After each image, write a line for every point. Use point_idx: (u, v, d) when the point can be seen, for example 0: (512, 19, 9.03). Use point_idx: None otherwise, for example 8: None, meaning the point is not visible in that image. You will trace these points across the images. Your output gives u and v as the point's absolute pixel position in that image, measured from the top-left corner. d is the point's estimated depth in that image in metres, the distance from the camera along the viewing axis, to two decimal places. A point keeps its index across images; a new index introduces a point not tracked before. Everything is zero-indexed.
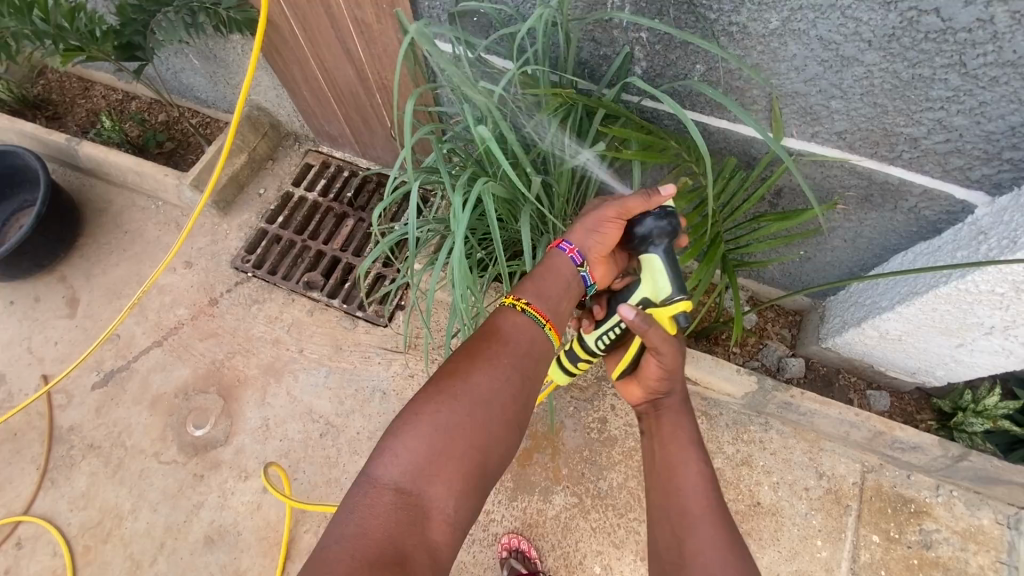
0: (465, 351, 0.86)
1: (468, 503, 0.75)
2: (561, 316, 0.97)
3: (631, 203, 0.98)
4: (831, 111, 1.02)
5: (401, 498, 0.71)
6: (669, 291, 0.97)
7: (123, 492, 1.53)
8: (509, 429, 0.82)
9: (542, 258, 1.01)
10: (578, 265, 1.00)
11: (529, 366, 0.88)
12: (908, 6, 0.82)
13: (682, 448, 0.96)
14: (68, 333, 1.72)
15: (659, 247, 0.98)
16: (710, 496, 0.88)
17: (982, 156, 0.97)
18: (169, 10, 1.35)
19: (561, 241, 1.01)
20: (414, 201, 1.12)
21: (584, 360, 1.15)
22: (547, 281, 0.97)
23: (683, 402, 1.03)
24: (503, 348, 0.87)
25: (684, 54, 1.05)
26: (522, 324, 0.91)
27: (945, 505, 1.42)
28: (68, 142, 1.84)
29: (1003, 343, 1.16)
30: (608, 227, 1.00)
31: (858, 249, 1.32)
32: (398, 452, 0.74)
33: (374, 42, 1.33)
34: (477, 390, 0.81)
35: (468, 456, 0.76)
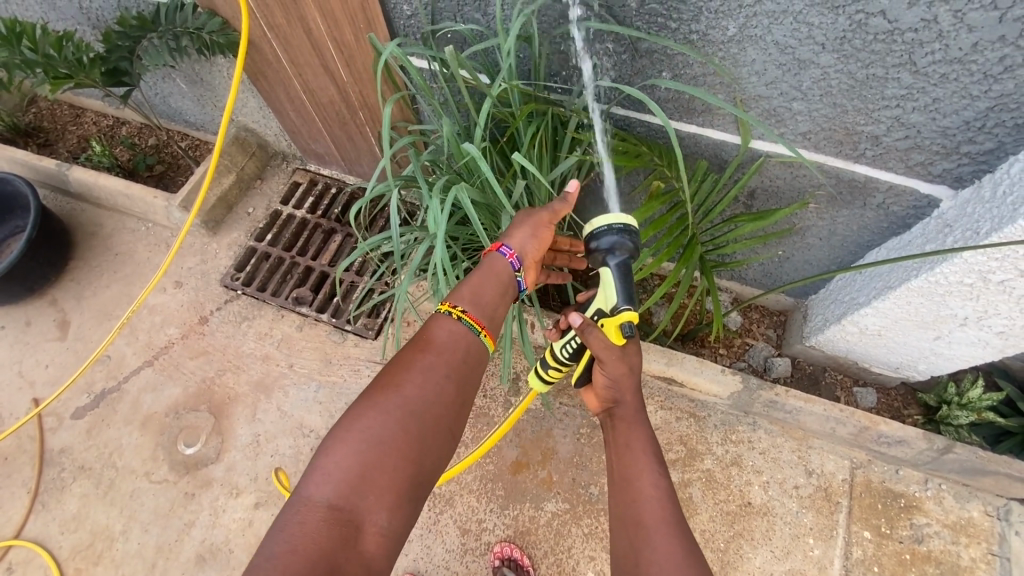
0: (398, 363, 0.88)
1: (403, 513, 0.77)
2: (497, 322, 0.99)
3: (560, 209, 1.07)
4: (794, 112, 1.06)
5: (333, 514, 0.72)
6: (617, 300, 1.02)
7: (114, 513, 1.52)
8: (442, 437, 0.84)
9: (480, 262, 1.02)
10: (516, 270, 1.03)
11: (463, 372, 0.91)
12: (855, 10, 0.86)
13: (639, 457, 0.98)
14: (59, 356, 1.73)
15: (616, 259, 1.01)
16: (665, 504, 0.91)
17: (942, 150, 1.00)
18: (154, 36, 1.39)
19: (501, 245, 1.04)
20: (393, 205, 1.17)
21: (556, 368, 1.19)
22: (484, 285, 0.99)
23: (639, 413, 1.06)
24: (437, 357, 0.89)
25: (650, 62, 1.08)
26: (457, 331, 0.93)
27: (935, 499, 1.43)
28: (59, 168, 1.87)
29: (979, 334, 1.18)
30: (544, 230, 1.08)
31: (834, 246, 1.34)
32: (329, 470, 0.75)
33: (354, 60, 1.36)
34: (409, 401, 0.83)
35: (401, 468, 0.78)
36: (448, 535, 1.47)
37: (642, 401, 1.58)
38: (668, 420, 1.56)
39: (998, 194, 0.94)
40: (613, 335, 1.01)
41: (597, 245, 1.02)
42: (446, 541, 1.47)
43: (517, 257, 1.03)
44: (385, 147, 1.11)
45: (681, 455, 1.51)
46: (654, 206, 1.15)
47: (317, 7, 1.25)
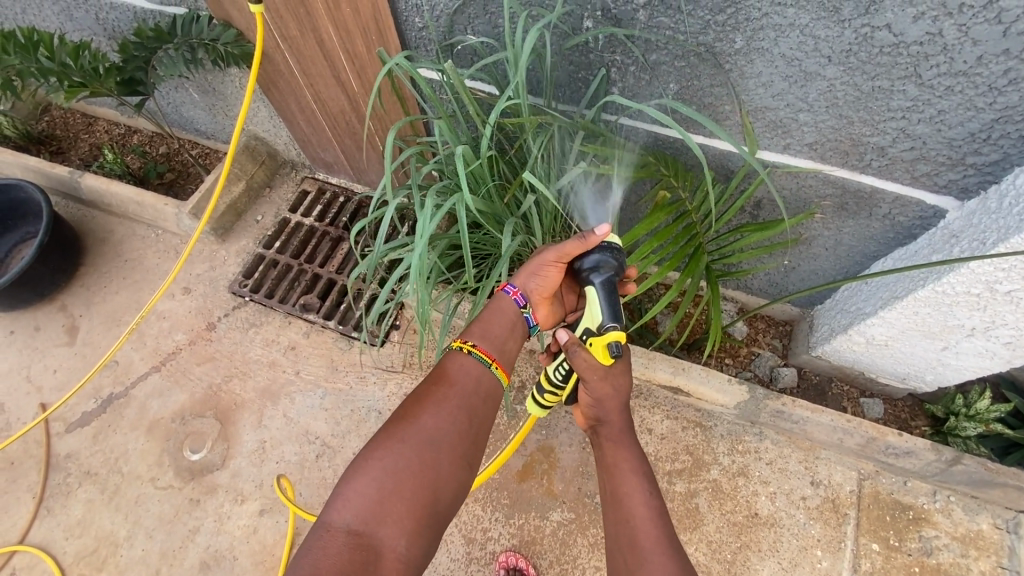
0: (415, 398, 0.95)
1: (421, 539, 0.83)
2: (507, 354, 1.07)
3: (564, 248, 1.03)
4: (799, 123, 1.07)
5: (354, 538, 0.79)
6: (602, 319, 1.01)
7: (119, 519, 1.52)
8: (458, 466, 0.90)
9: (489, 301, 1.11)
10: (521, 307, 1.10)
11: (477, 404, 0.97)
12: (861, 23, 0.87)
13: (629, 476, 1.00)
14: (67, 361, 1.74)
15: (600, 277, 1.01)
16: (658, 523, 0.93)
17: (948, 161, 1.01)
18: (170, 48, 1.41)
19: (505, 285, 1.11)
20: (390, 221, 1.18)
21: (551, 393, 1.19)
22: (492, 322, 1.07)
23: (625, 431, 1.06)
24: (451, 389, 0.96)
25: (658, 74, 1.10)
26: (469, 364, 1.00)
27: (944, 511, 1.42)
28: (71, 175, 1.90)
29: (986, 344, 1.18)
30: (550, 270, 1.08)
31: (839, 257, 1.35)
32: (350, 498, 0.82)
33: (364, 72, 1.39)
34: (424, 432, 0.89)
35: (417, 496, 0.84)
36: (453, 544, 1.46)
37: (648, 410, 1.57)
38: (674, 429, 1.55)
39: (1005, 205, 0.95)
40: (600, 355, 1.01)
41: (582, 266, 1.03)
42: (451, 550, 1.46)
43: (520, 295, 1.10)
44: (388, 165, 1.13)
45: (687, 465, 1.51)
46: (659, 216, 1.15)
47: (330, 20, 1.28)
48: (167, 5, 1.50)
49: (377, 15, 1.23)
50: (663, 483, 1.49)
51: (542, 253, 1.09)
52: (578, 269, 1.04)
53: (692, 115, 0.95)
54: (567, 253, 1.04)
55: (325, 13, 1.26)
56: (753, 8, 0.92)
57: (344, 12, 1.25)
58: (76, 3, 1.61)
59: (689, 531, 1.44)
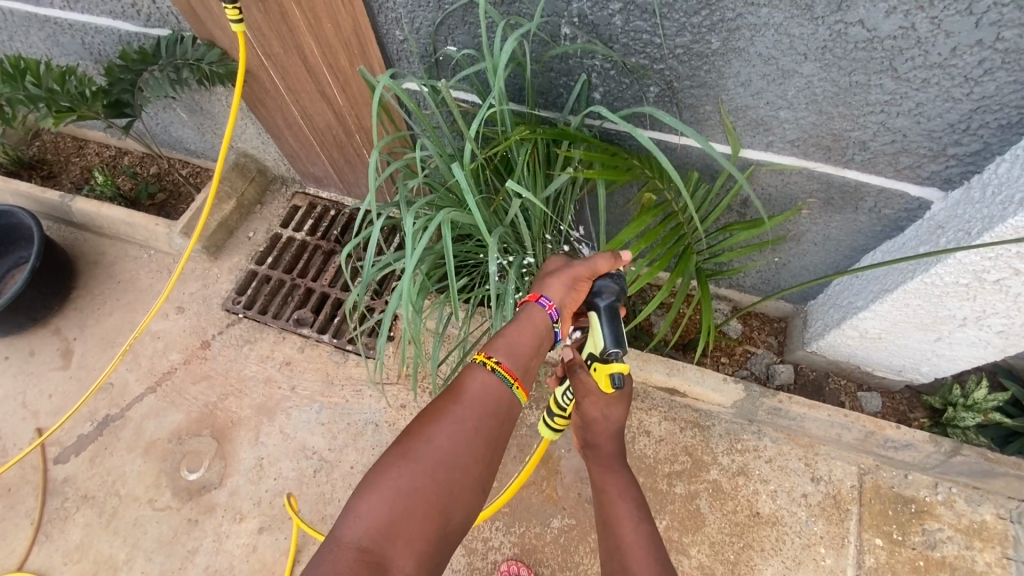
0: (432, 410, 0.89)
1: (430, 562, 0.78)
2: (531, 369, 0.99)
3: (598, 265, 1.06)
4: (780, 120, 1.08)
5: (362, 557, 0.74)
6: (604, 344, 1.03)
7: (117, 542, 1.51)
8: (473, 489, 0.84)
9: (518, 311, 1.03)
10: (554, 321, 1.04)
11: (495, 424, 0.91)
12: (834, 20, 0.88)
13: (618, 501, 1.00)
14: (62, 385, 1.74)
15: (603, 303, 1.07)
16: (648, 549, 0.91)
17: (929, 153, 1.02)
18: (154, 69, 1.42)
19: (539, 296, 1.04)
20: (380, 242, 1.15)
21: (561, 416, 1.20)
22: (519, 335, 0.99)
23: (616, 457, 1.09)
24: (472, 404, 0.90)
25: (637, 77, 1.10)
26: (491, 382, 0.93)
27: (946, 503, 1.41)
28: (62, 199, 1.90)
29: (979, 334, 1.17)
30: (581, 286, 1.08)
31: (829, 251, 1.35)
32: (360, 514, 0.77)
33: (349, 85, 1.39)
34: (440, 449, 0.84)
35: (430, 517, 0.79)
36: (453, 555, 1.44)
37: (646, 413, 1.57)
38: (672, 431, 1.55)
39: (988, 194, 0.96)
40: (602, 382, 1.02)
41: (585, 291, 1.09)
42: (452, 561, 1.44)
43: (555, 309, 1.03)
44: (372, 184, 1.11)
45: (687, 466, 1.50)
46: (646, 219, 1.15)
47: (312, 37, 1.29)
48: (151, 28, 1.50)
49: (357, 28, 1.24)
50: (662, 486, 1.48)
51: (570, 268, 1.08)
52: (582, 294, 1.10)
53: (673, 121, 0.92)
54: (598, 269, 1.07)
55: (307, 29, 1.27)
56: (727, 8, 0.92)
57: (326, 27, 1.26)
58: (61, 28, 1.62)
59: (690, 533, 1.43)
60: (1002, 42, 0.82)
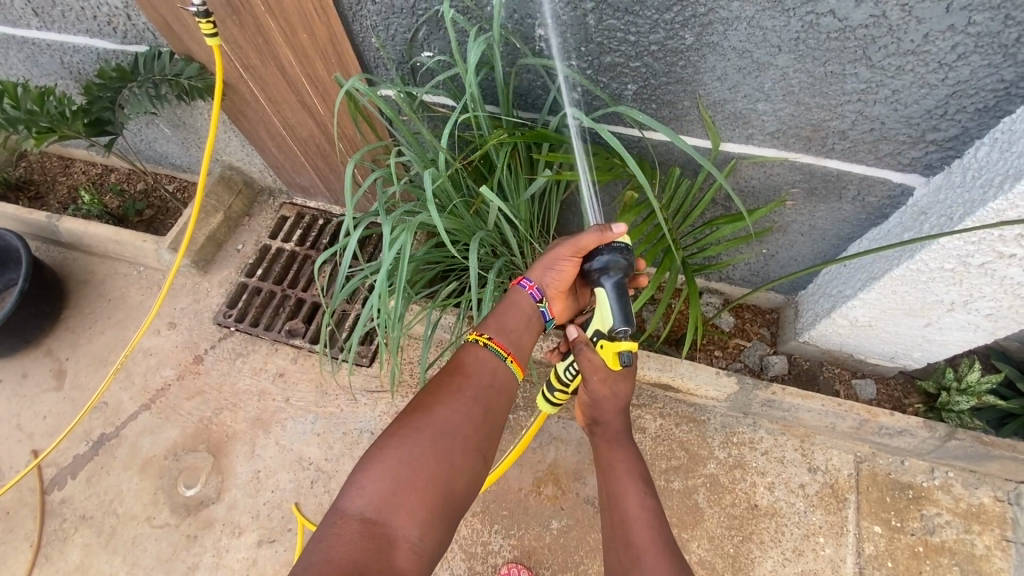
0: (430, 391, 0.94)
1: (434, 530, 0.80)
2: (523, 347, 1.04)
3: (582, 241, 1.02)
4: (759, 113, 1.07)
5: (366, 526, 0.77)
6: (613, 321, 0.99)
7: (117, 561, 1.51)
8: (471, 457, 0.88)
9: (504, 295, 1.09)
10: (538, 301, 1.08)
11: (492, 397, 0.96)
12: (805, 11, 0.88)
13: (625, 477, 1.01)
14: (57, 406, 1.73)
15: (609, 280, 0.99)
16: (653, 522, 0.92)
17: (909, 140, 1.02)
18: (133, 85, 1.41)
19: (521, 278, 1.09)
20: (355, 250, 1.15)
21: (561, 391, 1.19)
22: (509, 315, 1.05)
23: (622, 432, 1.09)
24: (467, 381, 0.95)
25: (614, 75, 1.10)
26: (485, 356, 0.99)
27: (943, 488, 1.41)
28: (49, 219, 1.89)
29: (968, 318, 1.17)
30: (565, 264, 1.07)
31: (815, 241, 1.35)
32: (363, 485, 0.80)
33: (328, 95, 1.39)
34: (439, 422, 0.88)
35: (431, 485, 0.82)
36: (454, 560, 1.44)
37: (641, 410, 1.57)
38: (667, 428, 1.54)
39: (968, 178, 0.96)
40: (609, 359, 1.01)
41: (592, 266, 1.01)
42: (452, 566, 1.44)
43: (538, 289, 1.08)
44: (350, 197, 1.12)
45: (683, 461, 1.50)
46: (629, 217, 1.15)
47: (289, 48, 1.28)
48: (128, 44, 1.50)
49: (332, 36, 1.23)
50: (660, 482, 1.48)
51: (555, 247, 1.08)
52: (587, 270, 1.02)
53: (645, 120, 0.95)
54: (583, 246, 1.03)
55: (282, 40, 1.26)
56: (699, 4, 0.92)
57: (301, 37, 1.25)
58: (39, 48, 1.61)
59: (689, 528, 1.43)
60: (974, 26, 0.82)
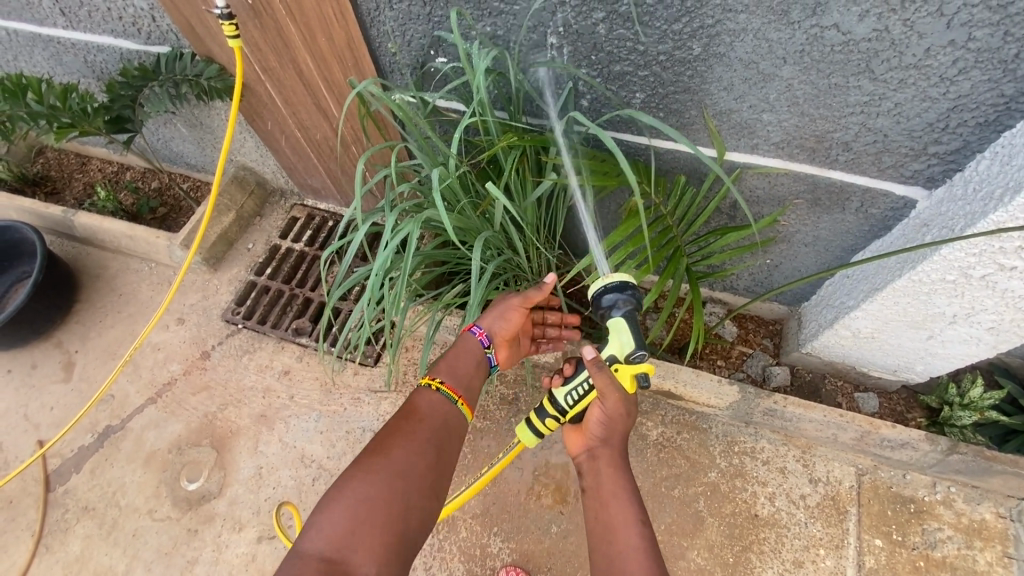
0: (386, 432, 0.96)
1: (393, 566, 0.81)
2: (473, 391, 1.10)
3: (531, 295, 1.20)
4: (764, 123, 1.10)
5: (326, 564, 0.77)
6: (632, 348, 1.02)
7: (116, 553, 1.51)
8: (427, 495, 0.90)
9: (454, 340, 1.16)
10: (486, 347, 1.16)
11: (444, 438, 0.99)
12: (810, 24, 0.90)
13: (622, 505, 0.99)
14: (64, 398, 1.75)
15: (624, 311, 1.02)
16: (648, 554, 0.91)
17: (911, 152, 1.04)
18: (154, 85, 1.46)
19: (472, 325, 1.17)
20: (361, 243, 1.16)
21: (553, 418, 1.16)
22: (460, 359, 1.12)
23: (622, 457, 1.08)
24: (421, 423, 0.99)
25: (623, 84, 1.13)
26: (437, 400, 1.03)
27: (945, 503, 1.41)
28: (64, 214, 1.93)
29: (969, 331, 1.18)
30: (513, 313, 1.20)
31: (819, 252, 1.37)
32: (324, 526, 0.81)
33: (343, 97, 1.42)
34: (395, 462, 0.90)
35: (389, 523, 0.83)
36: (452, 562, 1.44)
37: (642, 417, 1.57)
38: (669, 436, 1.55)
39: (970, 191, 0.98)
40: (627, 382, 1.05)
41: (602, 300, 1.04)
42: (451, 568, 1.44)
43: (486, 336, 1.17)
44: (358, 189, 1.14)
45: (684, 470, 1.50)
46: (632, 223, 1.16)
47: (307, 51, 1.32)
48: (151, 45, 1.54)
49: (350, 41, 1.27)
50: (660, 489, 1.48)
51: (506, 298, 1.21)
52: (598, 302, 1.06)
53: (650, 125, 0.98)
54: (530, 299, 1.20)
55: (302, 43, 1.30)
56: (706, 15, 0.95)
57: (319, 41, 1.29)
58: (64, 47, 1.66)
59: (689, 537, 1.42)
60: (974, 42, 0.84)
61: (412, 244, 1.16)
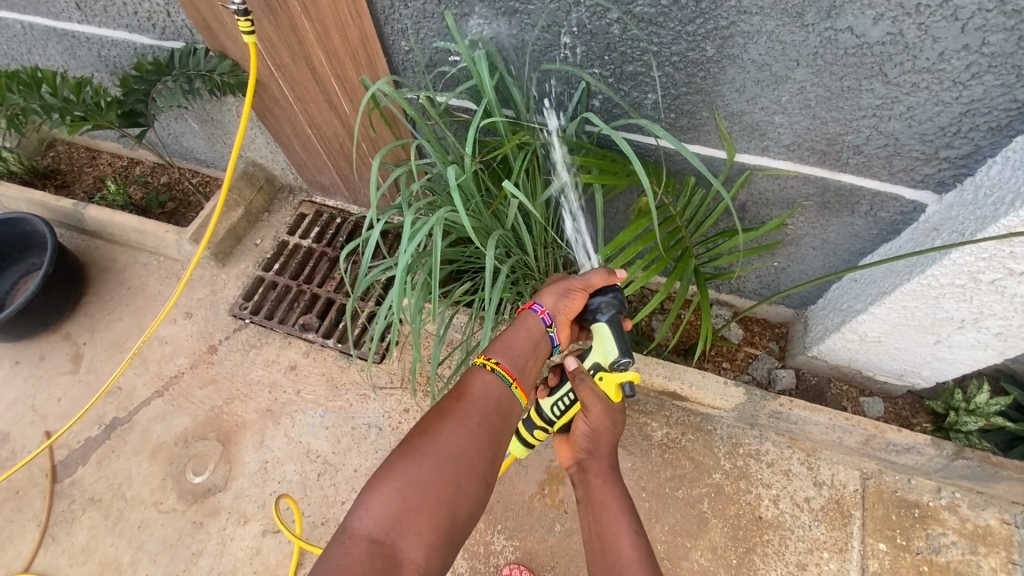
0: (438, 411, 0.93)
1: (439, 553, 0.80)
2: (527, 374, 1.05)
3: (592, 279, 1.11)
4: (775, 125, 1.10)
5: (374, 547, 0.77)
6: (616, 354, 1.05)
7: (122, 545, 1.52)
8: (477, 483, 0.87)
9: (514, 318, 1.10)
10: (548, 326, 1.09)
11: (497, 422, 0.95)
12: (824, 27, 0.91)
13: (617, 516, 0.99)
14: (72, 389, 1.76)
15: (606, 316, 1.08)
16: (643, 564, 0.91)
17: (922, 156, 1.04)
18: (168, 80, 1.47)
19: (532, 303, 1.11)
20: (374, 244, 1.16)
21: (541, 429, 1.17)
22: (515, 340, 1.06)
23: (613, 467, 1.08)
24: (473, 405, 0.95)
25: (635, 85, 1.13)
26: (491, 382, 0.99)
27: (949, 508, 1.41)
28: (74, 207, 1.94)
29: (977, 336, 1.18)
30: (574, 296, 1.11)
31: (827, 255, 1.37)
32: (372, 506, 0.80)
33: (355, 95, 1.43)
34: (446, 446, 0.88)
35: (438, 509, 0.82)
36: (456, 559, 1.44)
37: (647, 418, 1.58)
38: (673, 437, 1.55)
39: (980, 196, 0.98)
40: (611, 392, 1.06)
41: (593, 303, 1.10)
42: (454, 565, 1.44)
43: (548, 315, 1.09)
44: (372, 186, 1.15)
45: (688, 471, 1.50)
46: (642, 223, 1.16)
47: (321, 48, 1.33)
48: (165, 40, 1.56)
49: (364, 38, 1.28)
50: (664, 489, 1.48)
51: (566, 280, 1.14)
52: (589, 305, 1.11)
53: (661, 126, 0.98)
54: (591, 283, 1.11)
55: (315, 40, 1.31)
56: (721, 17, 0.95)
57: (334, 38, 1.30)
58: (78, 41, 1.67)
59: (693, 538, 1.43)
60: (987, 46, 0.84)
61: (428, 247, 1.16)
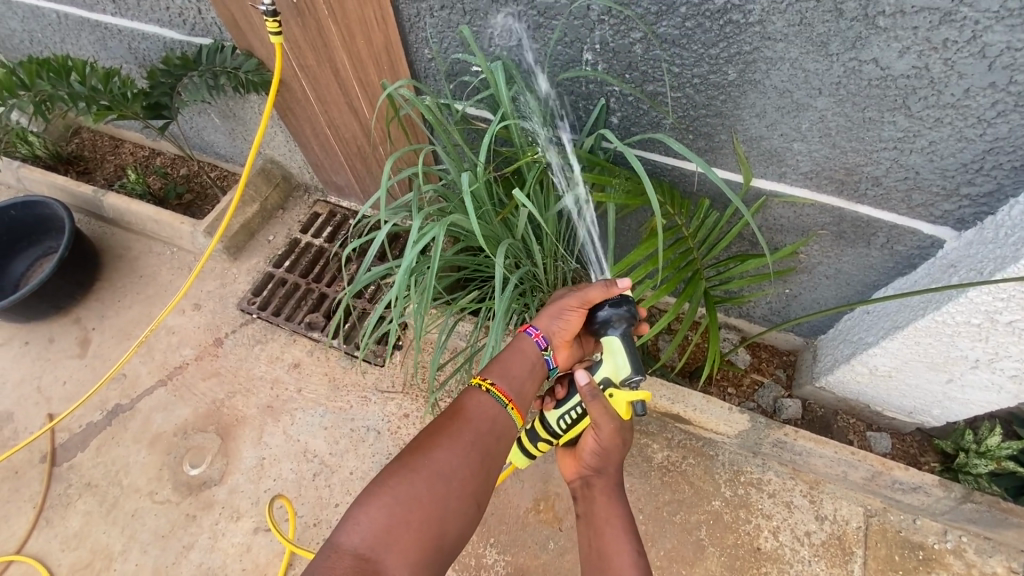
0: (431, 429, 0.94)
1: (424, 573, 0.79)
2: (524, 397, 1.04)
3: (590, 294, 1.08)
4: (794, 152, 1.09)
5: (359, 562, 0.75)
6: (628, 370, 1.01)
7: (115, 532, 1.52)
8: (466, 502, 0.87)
9: (510, 340, 1.10)
10: (543, 348, 1.10)
11: (490, 442, 0.95)
12: (849, 57, 0.90)
13: (619, 535, 0.98)
14: (78, 373, 1.78)
15: (619, 330, 1.03)
16: None
17: (942, 191, 1.03)
18: (194, 75, 1.49)
19: (528, 326, 1.11)
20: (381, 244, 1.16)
21: (544, 441, 1.17)
22: (513, 362, 1.06)
23: (617, 486, 1.07)
24: (467, 425, 0.94)
25: (654, 105, 1.14)
26: (486, 402, 0.98)
27: (955, 552, 1.37)
28: (94, 194, 1.98)
29: (992, 377, 1.15)
30: (571, 314, 1.10)
31: (840, 285, 1.35)
32: (360, 521, 0.80)
33: (376, 99, 1.45)
34: (436, 464, 0.87)
35: (425, 527, 0.81)
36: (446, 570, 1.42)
37: (649, 439, 1.56)
38: (673, 460, 1.53)
39: (1000, 235, 0.96)
40: (622, 410, 1.03)
41: (601, 316, 1.05)
42: None
43: (542, 338, 1.10)
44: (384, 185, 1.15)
45: (687, 496, 1.48)
46: (654, 242, 1.16)
47: (346, 52, 1.35)
48: (194, 36, 1.59)
49: (388, 45, 1.30)
50: (662, 513, 1.46)
51: (562, 297, 1.11)
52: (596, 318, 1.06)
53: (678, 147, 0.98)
54: (589, 299, 1.08)
55: (340, 43, 1.33)
56: (745, 42, 0.95)
57: (358, 43, 1.32)
58: (110, 32, 1.71)
59: (688, 565, 1.40)
60: (1014, 85, 0.83)
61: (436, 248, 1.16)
